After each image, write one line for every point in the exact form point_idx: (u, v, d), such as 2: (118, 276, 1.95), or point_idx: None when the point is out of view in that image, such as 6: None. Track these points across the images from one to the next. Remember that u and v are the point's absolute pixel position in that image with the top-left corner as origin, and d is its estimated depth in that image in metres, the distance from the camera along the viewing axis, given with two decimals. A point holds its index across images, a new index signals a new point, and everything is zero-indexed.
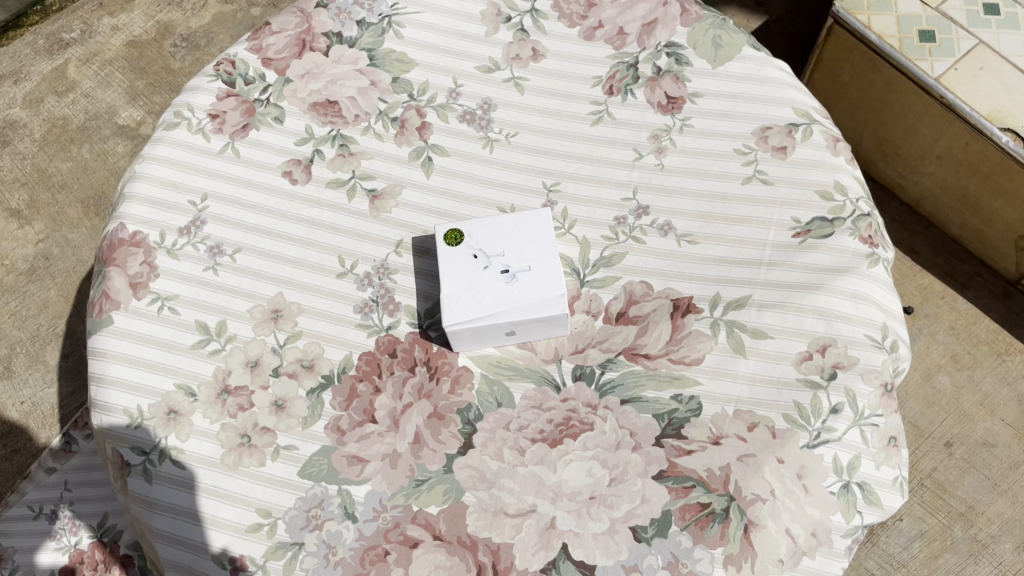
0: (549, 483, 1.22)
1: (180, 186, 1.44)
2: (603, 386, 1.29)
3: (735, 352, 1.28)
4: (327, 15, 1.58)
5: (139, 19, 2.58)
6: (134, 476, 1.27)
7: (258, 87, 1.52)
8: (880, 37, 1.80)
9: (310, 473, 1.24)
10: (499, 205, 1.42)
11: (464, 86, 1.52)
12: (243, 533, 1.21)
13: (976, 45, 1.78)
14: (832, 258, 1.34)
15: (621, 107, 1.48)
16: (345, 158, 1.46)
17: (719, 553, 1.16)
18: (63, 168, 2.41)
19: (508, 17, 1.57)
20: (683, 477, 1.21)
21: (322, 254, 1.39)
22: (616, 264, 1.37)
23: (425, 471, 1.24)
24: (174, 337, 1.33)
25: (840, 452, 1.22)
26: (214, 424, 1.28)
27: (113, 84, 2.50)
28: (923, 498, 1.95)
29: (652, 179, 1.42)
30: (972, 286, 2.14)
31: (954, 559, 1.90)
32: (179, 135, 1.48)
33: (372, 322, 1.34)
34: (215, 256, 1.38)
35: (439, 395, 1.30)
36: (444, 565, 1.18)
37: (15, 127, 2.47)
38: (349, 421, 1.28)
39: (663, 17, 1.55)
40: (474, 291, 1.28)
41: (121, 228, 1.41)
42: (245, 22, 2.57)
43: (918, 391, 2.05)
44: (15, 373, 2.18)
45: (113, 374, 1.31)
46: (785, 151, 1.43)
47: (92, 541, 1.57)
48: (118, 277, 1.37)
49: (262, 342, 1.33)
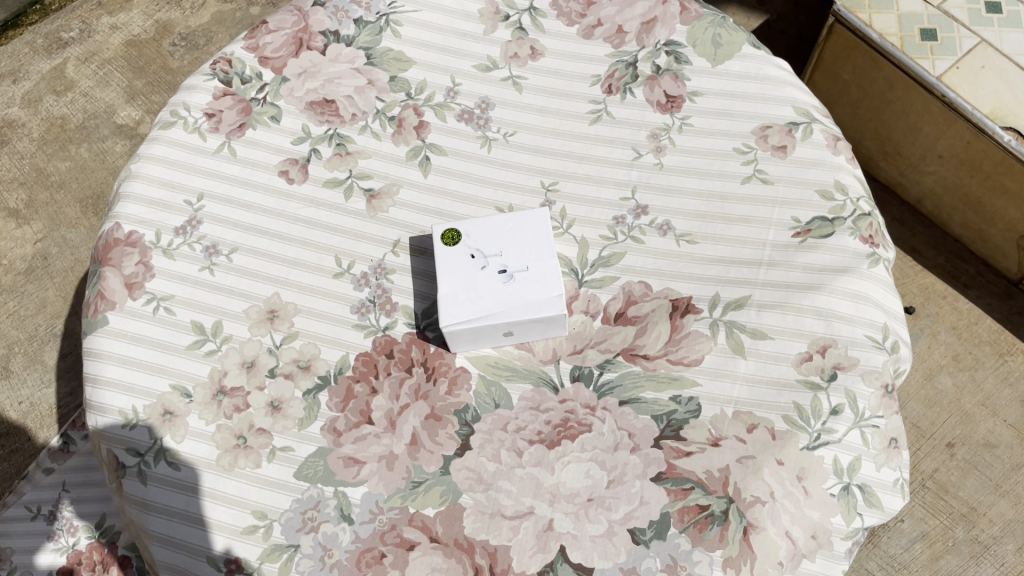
0: (547, 484, 1.21)
1: (176, 186, 1.43)
2: (602, 387, 1.28)
3: (735, 352, 1.27)
4: (324, 13, 1.57)
5: (138, 18, 2.57)
6: (129, 477, 1.26)
7: (255, 86, 1.51)
8: (881, 35, 1.79)
9: (307, 474, 1.23)
10: (498, 205, 1.41)
11: (462, 85, 1.51)
12: (238, 535, 1.21)
13: (977, 44, 1.77)
14: (833, 258, 1.33)
15: (620, 106, 1.47)
16: (342, 157, 1.45)
17: (718, 555, 1.15)
18: (62, 168, 2.40)
19: (506, 16, 1.56)
20: (682, 479, 1.20)
21: (319, 254, 1.38)
22: (614, 264, 1.36)
23: (422, 473, 1.23)
24: (170, 338, 1.32)
25: (841, 453, 1.21)
26: (209, 425, 1.27)
27: (111, 83, 2.49)
28: (924, 499, 1.94)
29: (651, 178, 1.41)
30: (973, 286, 2.13)
31: (956, 560, 1.89)
32: (175, 135, 1.47)
33: (369, 322, 1.33)
34: (211, 256, 1.38)
35: (436, 395, 1.29)
36: (441, 568, 1.17)
37: (14, 127, 2.46)
38: (346, 422, 1.27)
39: (662, 16, 1.54)
40: (471, 291, 1.27)
41: (116, 228, 1.40)
42: (244, 21, 2.56)
43: (920, 391, 2.04)
44: (13, 373, 2.18)
45: (108, 375, 1.30)
46: (785, 150, 1.41)
47: (90, 541, 1.57)
48: (113, 277, 1.36)
49: (259, 342, 1.32)
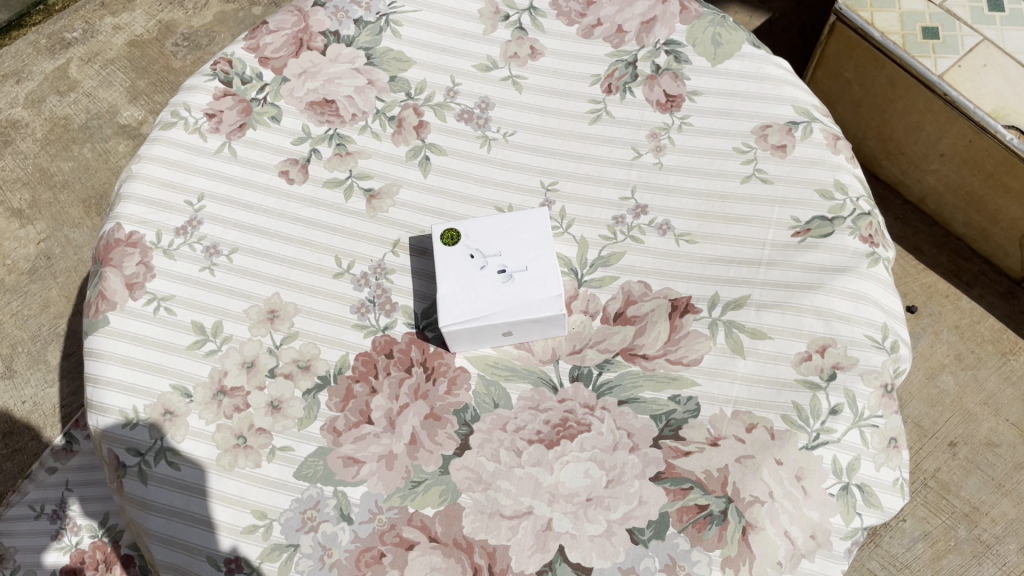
0: (546, 484, 1.21)
1: (177, 186, 1.43)
2: (601, 387, 1.28)
3: (734, 352, 1.27)
4: (324, 14, 1.57)
5: (141, 19, 2.58)
6: (129, 477, 1.26)
7: (255, 86, 1.51)
8: (882, 34, 1.78)
9: (306, 474, 1.23)
10: (497, 205, 1.41)
11: (461, 85, 1.51)
12: (238, 534, 1.21)
13: (980, 42, 1.76)
14: (832, 257, 1.33)
15: (620, 106, 1.47)
16: (342, 157, 1.45)
17: (717, 555, 1.15)
18: (65, 168, 2.41)
19: (506, 16, 1.56)
20: (681, 479, 1.20)
21: (319, 254, 1.38)
22: (614, 264, 1.36)
23: (421, 472, 1.24)
24: (170, 338, 1.32)
25: (840, 453, 1.21)
26: (210, 425, 1.27)
27: (114, 84, 2.50)
28: (926, 498, 1.93)
29: (650, 177, 1.41)
30: (976, 284, 2.13)
31: (958, 560, 1.88)
32: (176, 135, 1.48)
33: (369, 322, 1.34)
34: (211, 256, 1.38)
35: (436, 395, 1.29)
36: (440, 567, 1.18)
37: (17, 127, 2.47)
38: (345, 422, 1.27)
39: (662, 15, 1.53)
40: (470, 291, 1.27)
41: (117, 228, 1.41)
42: (246, 21, 2.56)
43: (922, 390, 2.03)
44: (17, 373, 2.19)
45: (108, 375, 1.30)
46: (785, 150, 1.41)
47: (93, 540, 1.57)
48: (114, 277, 1.37)
49: (259, 342, 1.32)
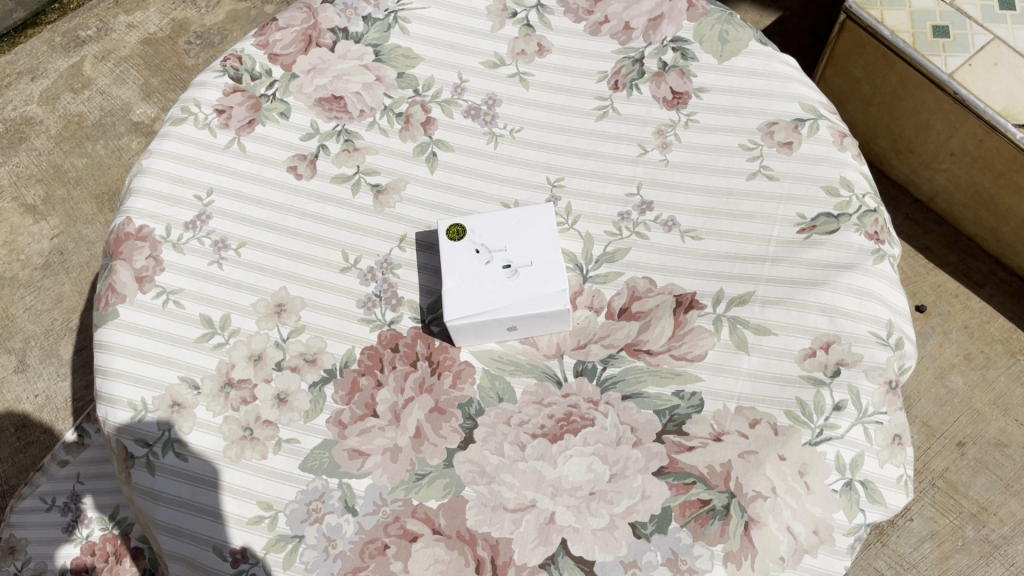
0: (549, 478, 1.22)
1: (187, 180, 1.45)
2: (605, 382, 1.29)
3: (738, 348, 1.27)
4: (333, 11, 1.58)
5: (154, 17, 2.60)
6: (138, 468, 1.28)
7: (264, 83, 1.53)
8: (893, 32, 1.77)
9: (312, 466, 1.25)
10: (503, 201, 1.42)
11: (469, 82, 1.52)
12: (245, 525, 1.23)
13: (990, 40, 1.75)
14: (837, 253, 1.32)
15: (626, 103, 1.47)
16: (350, 153, 1.46)
17: (719, 550, 1.16)
18: (79, 164, 2.43)
19: (513, 13, 1.56)
20: (683, 474, 1.21)
21: (327, 249, 1.39)
22: (618, 259, 1.36)
23: (425, 465, 1.25)
24: (179, 331, 1.34)
25: (843, 449, 1.22)
26: (217, 417, 1.29)
27: (128, 81, 2.52)
28: (933, 498, 1.93)
29: (656, 174, 1.41)
30: (986, 284, 2.12)
31: (966, 560, 1.88)
32: (186, 131, 1.50)
33: (375, 317, 1.35)
34: (220, 250, 1.39)
35: (440, 389, 1.30)
36: (443, 560, 1.19)
37: (32, 124, 2.50)
38: (351, 415, 1.28)
39: (669, 12, 1.54)
40: (475, 287, 1.28)
41: (128, 223, 1.43)
42: (257, 19, 2.58)
43: (931, 389, 2.02)
44: (29, 367, 2.21)
45: (117, 367, 1.32)
46: (791, 147, 1.41)
47: (103, 533, 1.58)
48: (124, 270, 1.38)
49: (266, 335, 1.34)
